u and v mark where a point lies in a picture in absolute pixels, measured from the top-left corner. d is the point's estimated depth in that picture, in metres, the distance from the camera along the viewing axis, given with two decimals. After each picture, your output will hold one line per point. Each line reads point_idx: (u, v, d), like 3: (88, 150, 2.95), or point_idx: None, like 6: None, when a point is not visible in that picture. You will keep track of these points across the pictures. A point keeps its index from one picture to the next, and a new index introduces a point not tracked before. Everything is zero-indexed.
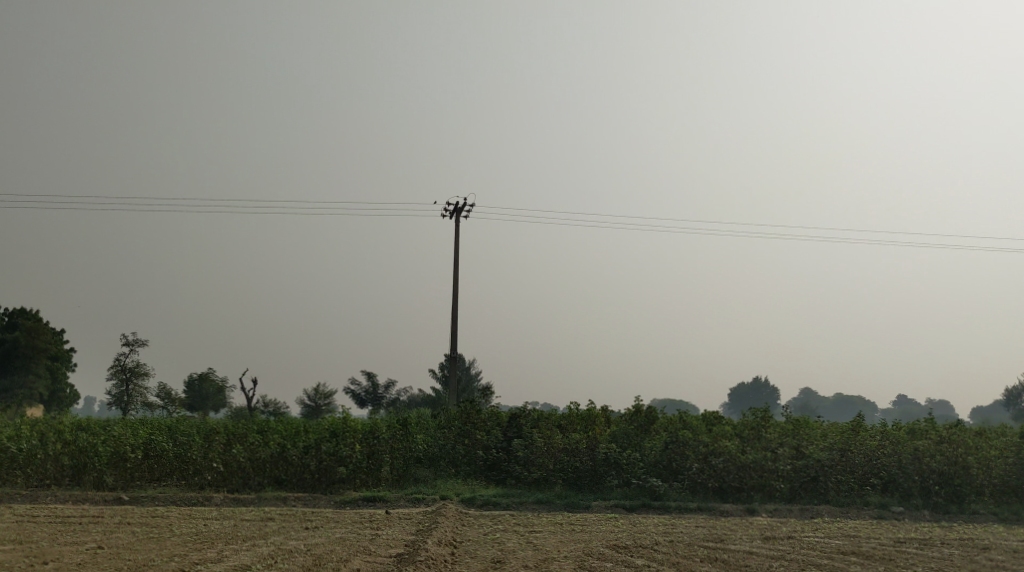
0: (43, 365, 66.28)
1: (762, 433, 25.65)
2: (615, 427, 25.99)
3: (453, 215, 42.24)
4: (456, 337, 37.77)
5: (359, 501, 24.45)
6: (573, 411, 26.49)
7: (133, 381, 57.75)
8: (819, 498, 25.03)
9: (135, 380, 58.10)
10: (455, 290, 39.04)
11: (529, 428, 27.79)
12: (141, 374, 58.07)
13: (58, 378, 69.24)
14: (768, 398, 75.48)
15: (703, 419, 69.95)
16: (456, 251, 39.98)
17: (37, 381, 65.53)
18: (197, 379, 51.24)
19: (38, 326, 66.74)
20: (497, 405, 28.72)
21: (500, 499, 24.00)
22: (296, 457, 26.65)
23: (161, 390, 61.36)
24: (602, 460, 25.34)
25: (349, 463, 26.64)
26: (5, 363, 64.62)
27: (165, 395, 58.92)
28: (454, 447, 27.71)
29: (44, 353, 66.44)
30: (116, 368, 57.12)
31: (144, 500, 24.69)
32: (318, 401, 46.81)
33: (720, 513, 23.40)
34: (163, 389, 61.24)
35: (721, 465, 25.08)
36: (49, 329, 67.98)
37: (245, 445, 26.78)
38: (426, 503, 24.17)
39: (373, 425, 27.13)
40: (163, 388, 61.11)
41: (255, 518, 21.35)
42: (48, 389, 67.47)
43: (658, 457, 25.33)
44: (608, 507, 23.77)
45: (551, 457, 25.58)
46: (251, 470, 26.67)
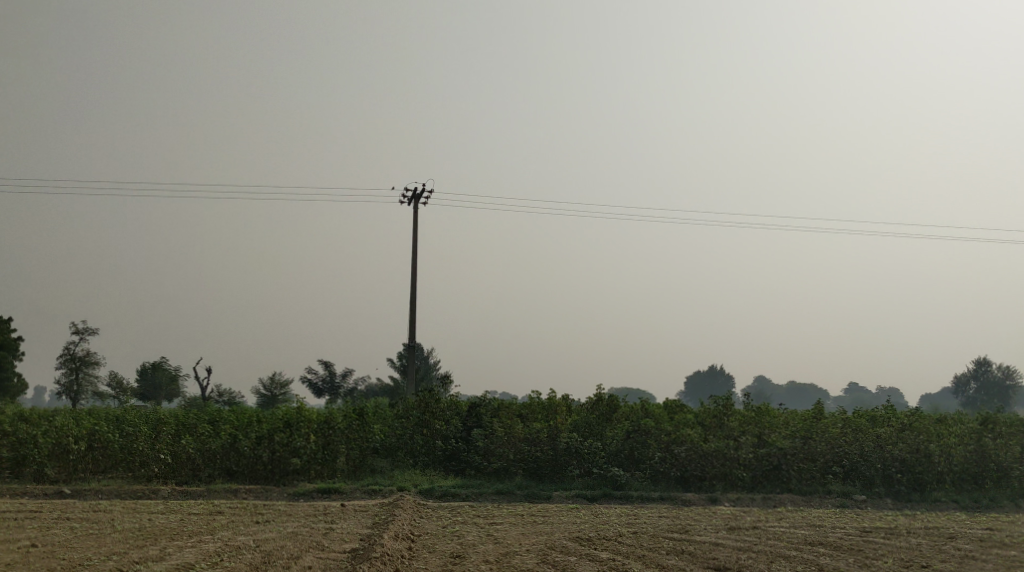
0: None
1: (724, 422, 25.23)
2: (577, 416, 25.46)
3: (410, 201, 41.43)
4: (413, 325, 37.04)
5: (312, 492, 23.70)
6: (534, 400, 25.99)
7: (83, 371, 56.37)
8: (782, 486, 24.64)
9: (85, 369, 56.73)
10: (413, 277, 38.29)
11: (489, 418, 27.17)
12: (91, 364, 56.72)
13: (6, 367, 67.60)
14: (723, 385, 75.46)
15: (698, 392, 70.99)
16: (413, 238, 39.21)
17: None
18: (148, 368, 50.04)
19: None
20: (455, 394, 28.09)
21: (458, 490, 23.38)
22: (248, 448, 25.83)
23: (114, 380, 59.99)
24: (564, 450, 24.79)
25: (303, 454, 25.87)
26: None
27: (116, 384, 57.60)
28: (412, 437, 27.04)
29: None
30: (65, 357, 55.73)
31: (87, 494, 23.75)
32: (273, 389, 45.88)
33: (683, 502, 22.93)
34: (114, 379, 59.88)
35: (683, 454, 24.60)
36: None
37: (194, 435, 25.93)
38: (382, 495, 23.47)
39: (328, 415, 26.37)
40: (114, 378, 59.75)
41: (203, 511, 20.54)
42: None
43: (620, 446, 24.82)
44: (568, 498, 23.23)
45: (511, 447, 25.00)
46: (201, 462, 25.82)
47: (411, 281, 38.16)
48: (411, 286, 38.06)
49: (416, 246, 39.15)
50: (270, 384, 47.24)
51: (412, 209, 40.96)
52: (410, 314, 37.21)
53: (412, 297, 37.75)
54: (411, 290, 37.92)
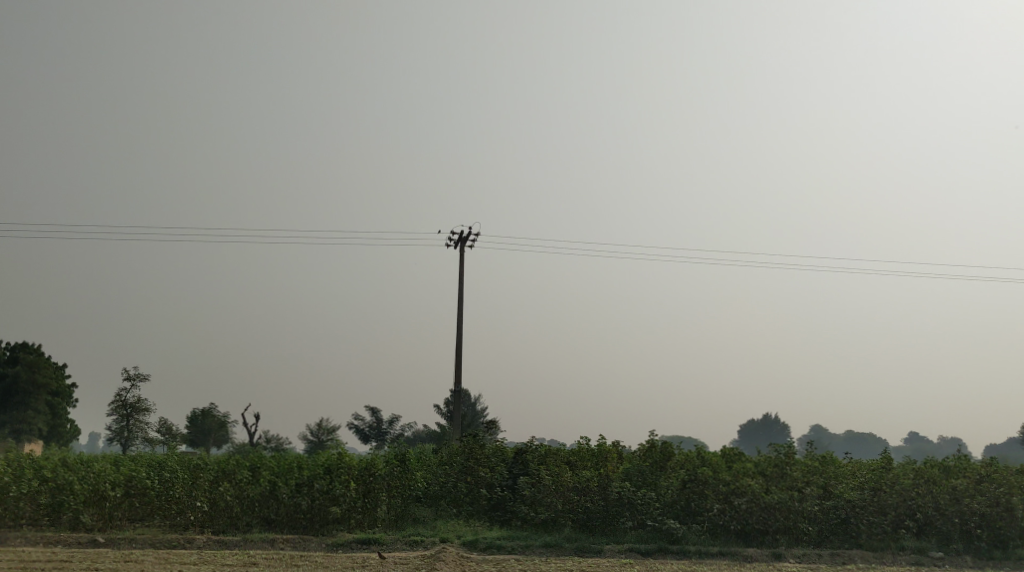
0: (43, 401, 64.71)
1: (786, 472, 23.84)
2: (629, 464, 24.18)
3: (457, 244, 40.61)
4: (460, 370, 36.05)
5: (352, 543, 22.62)
6: (584, 447, 24.78)
7: (133, 416, 55.99)
8: (851, 542, 23.18)
9: (136, 415, 56.41)
10: (459, 322, 37.37)
11: (536, 465, 26.00)
12: (141, 410, 56.40)
13: (60, 413, 67.65)
14: (777, 434, 73.32)
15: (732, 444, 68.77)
16: (460, 282, 38.35)
17: (37, 417, 63.96)
18: (197, 414, 49.44)
19: (39, 359, 65.29)
20: (502, 440, 26.99)
21: (504, 542, 22.18)
22: (287, 496, 24.84)
23: (163, 427, 59.62)
24: (616, 501, 23.52)
25: (343, 502, 24.83)
26: (5, 398, 63.22)
27: (166, 430, 57.21)
28: (456, 486, 25.92)
29: (44, 388, 65.01)
30: (117, 404, 55.44)
31: (122, 543, 22.86)
32: (321, 436, 45.07)
33: (744, 558, 21.52)
34: (163, 425, 59.49)
35: (744, 506, 23.20)
36: (50, 363, 66.72)
37: (233, 482, 25.02)
38: (424, 546, 22.34)
39: (369, 461, 25.34)
40: (163, 425, 59.37)
41: (238, 562, 19.59)
42: (48, 424, 65.96)
43: (674, 497, 23.50)
44: (621, 552, 21.93)
45: (559, 496, 23.76)
46: (239, 510, 24.87)
47: (458, 326, 37.23)
48: (458, 330, 37.12)
49: (463, 290, 38.27)
50: (317, 430, 46.39)
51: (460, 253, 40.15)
52: (456, 359, 36.23)
53: (459, 341, 36.81)
54: (458, 335, 36.99)
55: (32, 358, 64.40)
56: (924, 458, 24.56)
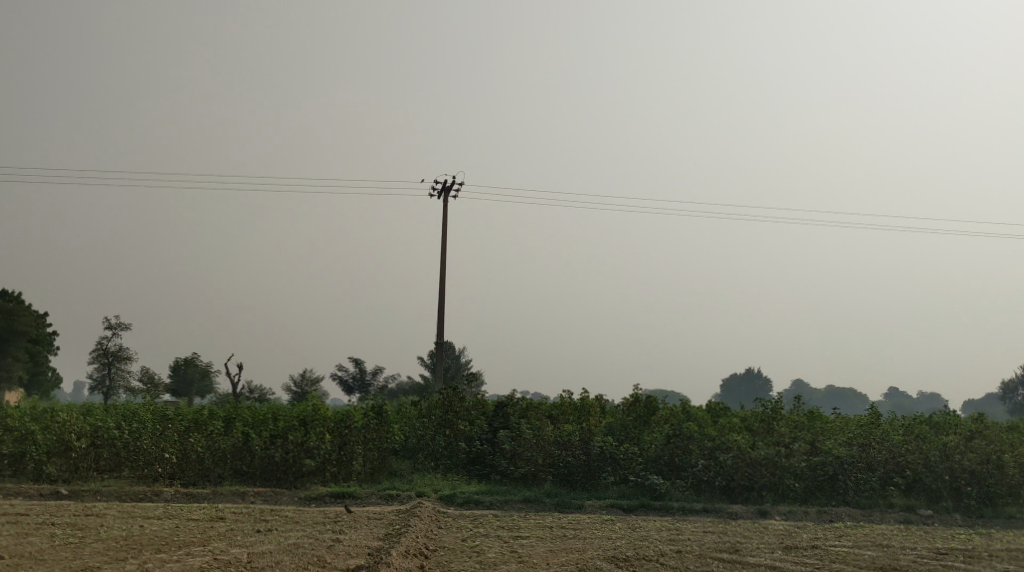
0: (24, 348, 63.75)
1: (773, 428, 23.21)
2: (612, 419, 23.63)
3: (441, 194, 39.62)
4: (442, 322, 35.24)
5: (325, 497, 21.90)
6: (565, 400, 24.08)
7: (115, 366, 55.12)
8: (838, 499, 22.58)
9: (118, 364, 55.53)
10: (442, 273, 36.52)
11: (517, 419, 25.29)
12: (123, 358, 55.52)
13: (42, 362, 66.73)
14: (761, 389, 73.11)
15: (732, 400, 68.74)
16: (444, 234, 37.44)
17: (18, 364, 63.02)
18: (180, 362, 48.53)
19: (20, 307, 64.25)
20: (482, 393, 26.25)
21: (483, 497, 21.50)
22: (260, 448, 24.08)
23: (146, 376, 58.76)
24: (597, 456, 22.84)
25: (317, 454, 24.07)
26: None
27: (149, 380, 56.37)
28: (434, 439, 25.23)
29: (26, 336, 64.03)
30: (98, 352, 54.51)
31: (86, 495, 22.05)
32: (303, 386, 44.32)
33: (729, 515, 20.91)
34: (145, 375, 58.65)
35: (729, 462, 22.57)
36: (31, 311, 65.67)
37: (204, 433, 24.24)
38: (400, 500, 21.64)
39: (345, 413, 24.57)
40: (145, 374, 58.55)
41: (203, 516, 18.79)
42: (29, 373, 65.07)
43: (657, 452, 22.85)
44: (603, 508, 21.28)
45: (540, 450, 23.06)
46: (210, 462, 24.11)
47: (440, 277, 36.39)
48: (441, 282, 36.27)
49: (447, 241, 37.37)
50: (300, 381, 45.62)
51: (443, 203, 39.20)
52: (439, 312, 35.40)
53: (442, 293, 35.96)
54: (441, 287, 36.15)
55: (12, 305, 63.31)
56: (914, 415, 23.95)
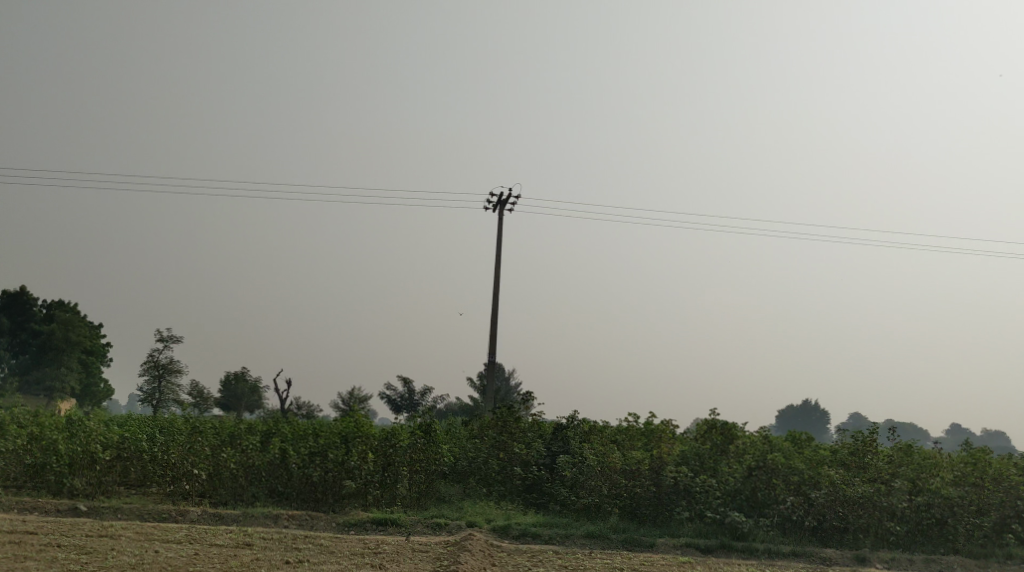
0: (77, 359, 62.48)
1: (870, 464, 20.81)
2: (685, 446, 21.21)
3: (497, 206, 37.37)
4: (494, 339, 33.02)
5: (366, 523, 19.70)
6: (632, 425, 21.76)
7: (165, 378, 53.58)
8: (946, 546, 20.26)
9: (167, 377, 54.00)
10: (495, 287, 34.33)
11: (578, 444, 22.95)
12: (173, 371, 53.96)
13: (95, 374, 65.49)
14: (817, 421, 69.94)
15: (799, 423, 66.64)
16: (498, 247, 35.29)
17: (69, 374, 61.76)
18: (231, 377, 46.86)
19: (76, 318, 63.13)
20: (539, 413, 24.00)
21: (541, 530, 19.16)
22: (297, 466, 21.97)
23: (193, 390, 57.16)
24: (670, 488, 20.41)
25: (359, 476, 21.89)
26: (39, 355, 61.14)
27: (197, 394, 54.70)
28: (487, 462, 22.96)
29: (79, 346, 62.79)
30: (149, 365, 52.99)
31: (106, 513, 20.00)
32: (350, 404, 42.33)
33: (823, 561, 18.89)
34: (193, 389, 57.06)
35: (822, 500, 20.06)
36: (83, 321, 64.60)
37: (237, 449, 22.20)
38: (448, 531, 19.36)
39: (390, 431, 22.37)
40: (194, 389, 56.99)
41: (229, 542, 16.67)
42: (80, 383, 63.86)
43: (738, 485, 20.42)
44: (677, 547, 18.86)
45: (604, 479, 20.66)
46: (243, 480, 22.05)
47: (493, 292, 34.17)
48: (494, 297, 34.06)
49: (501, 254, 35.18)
50: (347, 398, 43.63)
51: (498, 216, 37.11)
52: (491, 328, 33.19)
53: (495, 309, 33.75)
54: (493, 302, 33.93)
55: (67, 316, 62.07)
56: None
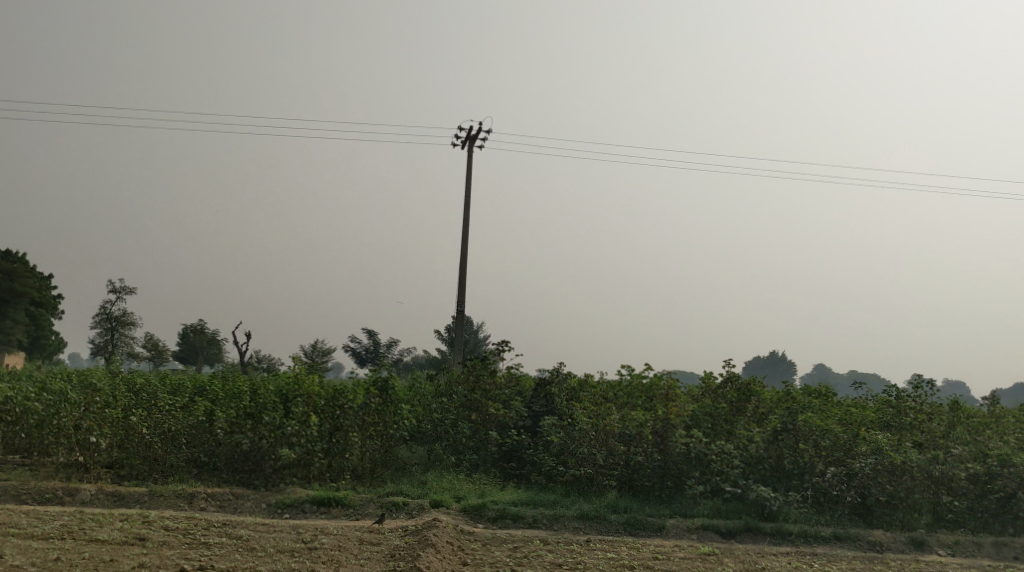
0: (24, 312, 57.82)
1: (921, 429, 17.16)
2: (696, 405, 17.37)
3: (468, 142, 33.12)
4: (462, 285, 29.05)
5: (303, 505, 15.77)
6: (631, 381, 17.89)
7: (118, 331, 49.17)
8: (1015, 526, 16.65)
9: (120, 330, 49.57)
10: (465, 227, 30.29)
11: (565, 403, 19.16)
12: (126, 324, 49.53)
13: (44, 328, 60.94)
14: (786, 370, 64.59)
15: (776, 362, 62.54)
16: (467, 188, 31.10)
17: (16, 327, 57.00)
18: (189, 328, 42.64)
19: (23, 267, 58.37)
20: (516, 367, 20.10)
21: (524, 510, 15.35)
22: (225, 432, 18.02)
23: (149, 342, 52.87)
24: (680, 456, 16.61)
25: (299, 443, 17.94)
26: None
27: (151, 347, 50.42)
28: (454, 426, 19.11)
29: (26, 298, 58.12)
30: (103, 317, 48.52)
31: None
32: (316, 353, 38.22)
33: (872, 547, 15.21)
34: (149, 342, 52.78)
35: (867, 470, 16.35)
36: (32, 270, 59.97)
37: (151, 411, 18.17)
38: (407, 513, 15.50)
39: (337, 389, 18.39)
40: (149, 341, 52.68)
41: (116, 538, 12.77)
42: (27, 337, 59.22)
43: (760, 452, 16.67)
44: (692, 531, 15.14)
45: (599, 446, 16.82)
46: (160, 450, 18.07)
47: (462, 234, 30.08)
48: (463, 242, 29.96)
49: (471, 195, 31.00)
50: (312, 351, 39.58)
51: (467, 147, 32.95)
52: (461, 271, 29.20)
53: (464, 250, 29.74)
54: (462, 248, 29.82)
55: (15, 265, 57.32)
56: None
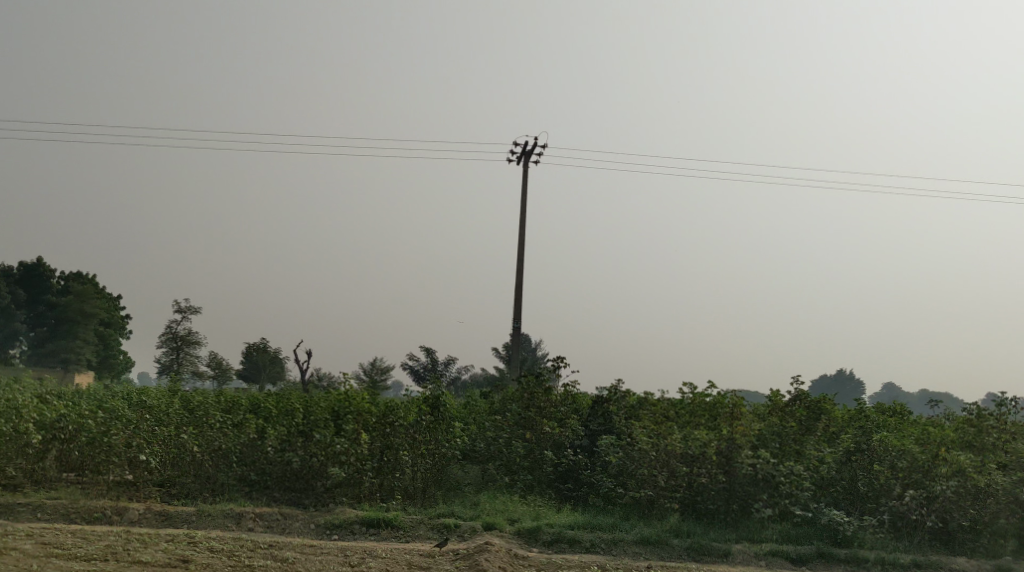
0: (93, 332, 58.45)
1: (1005, 449, 16.15)
2: (764, 425, 16.39)
3: (523, 159, 32.60)
4: (519, 301, 28.47)
5: (352, 526, 15.23)
6: (694, 398, 17.12)
7: (182, 350, 49.37)
8: None
9: (185, 349, 49.79)
10: (521, 242, 29.76)
11: (624, 422, 18.46)
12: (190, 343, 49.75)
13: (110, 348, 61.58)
14: (854, 387, 62.99)
15: (844, 380, 61.15)
16: (522, 204, 30.53)
17: (86, 347, 57.58)
18: (252, 347, 42.54)
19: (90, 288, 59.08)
20: (573, 385, 19.46)
21: (581, 534, 14.66)
22: (274, 450, 17.60)
23: (212, 361, 53.04)
24: (746, 478, 15.74)
25: (349, 461, 17.44)
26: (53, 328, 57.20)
27: (214, 366, 50.59)
28: (510, 445, 18.50)
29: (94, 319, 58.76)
30: (167, 337, 48.79)
31: (23, 512, 15.81)
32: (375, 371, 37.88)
33: None
34: (212, 361, 52.94)
35: (949, 493, 15.36)
36: (98, 291, 60.70)
37: (201, 429, 17.79)
38: (459, 536, 14.88)
39: (389, 406, 17.87)
40: (211, 360, 52.85)
41: (158, 560, 12.34)
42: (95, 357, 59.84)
43: (832, 474, 15.81)
44: (760, 557, 14.31)
45: (660, 467, 16.07)
46: (210, 468, 17.68)
47: (518, 250, 29.56)
48: (519, 258, 29.37)
49: (526, 212, 30.43)
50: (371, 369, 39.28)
51: (523, 162, 32.46)
52: (518, 287, 28.64)
53: (520, 266, 29.21)
54: (518, 265, 29.23)
55: (83, 287, 58.02)
56: None
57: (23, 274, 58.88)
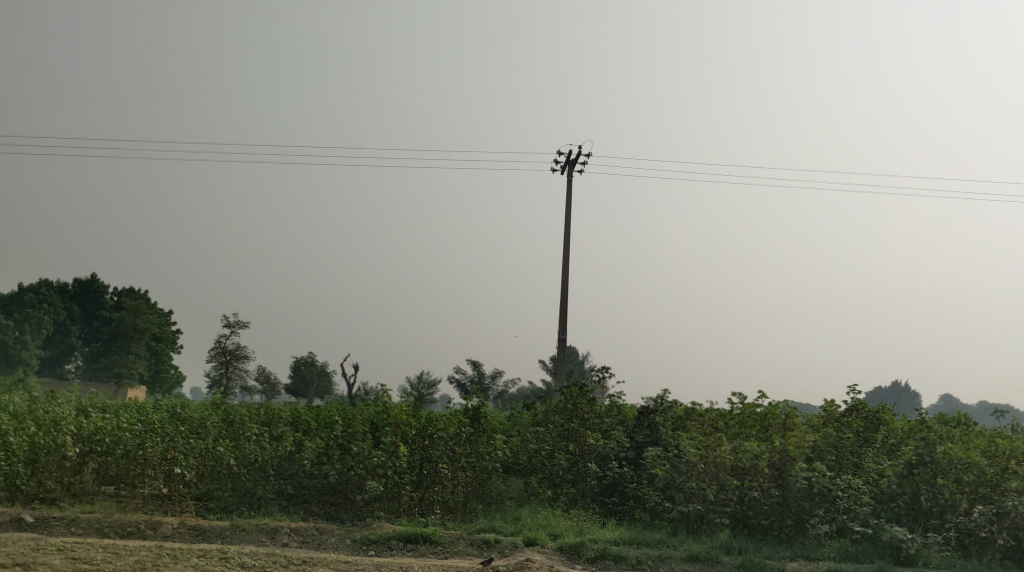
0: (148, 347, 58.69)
1: None
2: (818, 436, 15.67)
3: (567, 169, 32.09)
4: (564, 312, 27.91)
5: (389, 541, 14.72)
6: (744, 409, 16.42)
7: (233, 365, 49.33)
8: None
9: (235, 363, 49.80)
10: (566, 252, 29.23)
11: (670, 433, 17.79)
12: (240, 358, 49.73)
13: None
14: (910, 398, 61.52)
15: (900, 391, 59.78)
16: (567, 213, 30.00)
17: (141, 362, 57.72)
18: (299, 362, 42.32)
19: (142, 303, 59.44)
20: (619, 396, 18.83)
21: (626, 550, 14.03)
22: (311, 463, 17.18)
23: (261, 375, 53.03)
24: (801, 493, 14.99)
25: (387, 475, 16.96)
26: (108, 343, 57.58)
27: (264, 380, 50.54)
28: (552, 458, 17.92)
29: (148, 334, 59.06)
30: (218, 352, 48.76)
31: (56, 527, 15.49)
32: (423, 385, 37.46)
33: None
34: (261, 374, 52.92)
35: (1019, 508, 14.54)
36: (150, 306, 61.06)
37: (238, 441, 17.41)
38: (499, 552, 14.32)
39: (428, 417, 17.35)
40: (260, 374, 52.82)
41: None
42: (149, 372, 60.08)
43: (892, 488, 15.04)
44: None
45: (708, 480, 15.39)
46: (246, 482, 17.28)
47: (563, 260, 29.02)
48: (564, 269, 28.82)
49: (570, 222, 29.91)
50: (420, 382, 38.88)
51: (567, 171, 31.95)
52: (563, 298, 28.08)
53: (565, 276, 28.67)
54: (562, 276, 28.68)
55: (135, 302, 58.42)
56: None
57: (77, 290, 59.33)
